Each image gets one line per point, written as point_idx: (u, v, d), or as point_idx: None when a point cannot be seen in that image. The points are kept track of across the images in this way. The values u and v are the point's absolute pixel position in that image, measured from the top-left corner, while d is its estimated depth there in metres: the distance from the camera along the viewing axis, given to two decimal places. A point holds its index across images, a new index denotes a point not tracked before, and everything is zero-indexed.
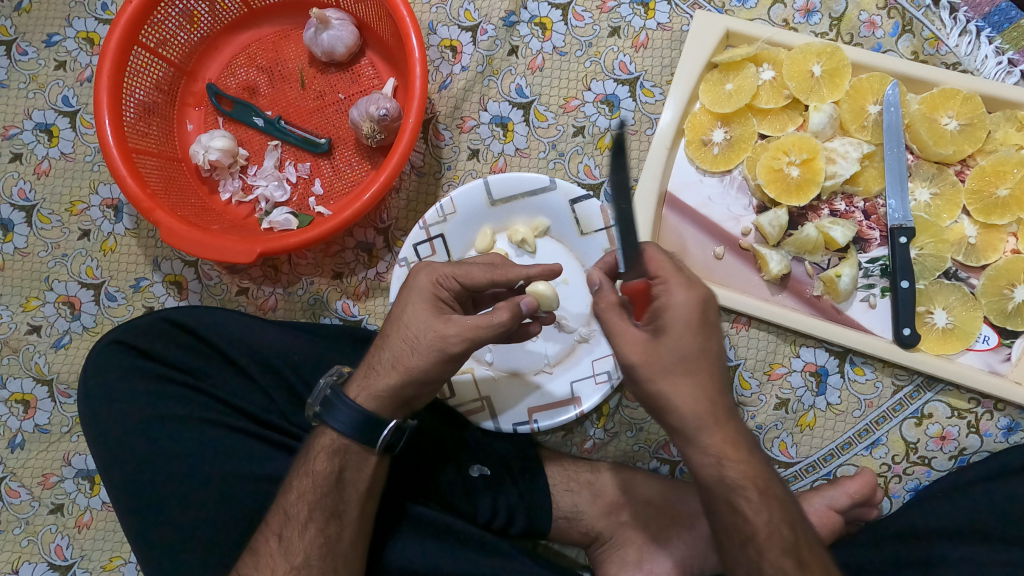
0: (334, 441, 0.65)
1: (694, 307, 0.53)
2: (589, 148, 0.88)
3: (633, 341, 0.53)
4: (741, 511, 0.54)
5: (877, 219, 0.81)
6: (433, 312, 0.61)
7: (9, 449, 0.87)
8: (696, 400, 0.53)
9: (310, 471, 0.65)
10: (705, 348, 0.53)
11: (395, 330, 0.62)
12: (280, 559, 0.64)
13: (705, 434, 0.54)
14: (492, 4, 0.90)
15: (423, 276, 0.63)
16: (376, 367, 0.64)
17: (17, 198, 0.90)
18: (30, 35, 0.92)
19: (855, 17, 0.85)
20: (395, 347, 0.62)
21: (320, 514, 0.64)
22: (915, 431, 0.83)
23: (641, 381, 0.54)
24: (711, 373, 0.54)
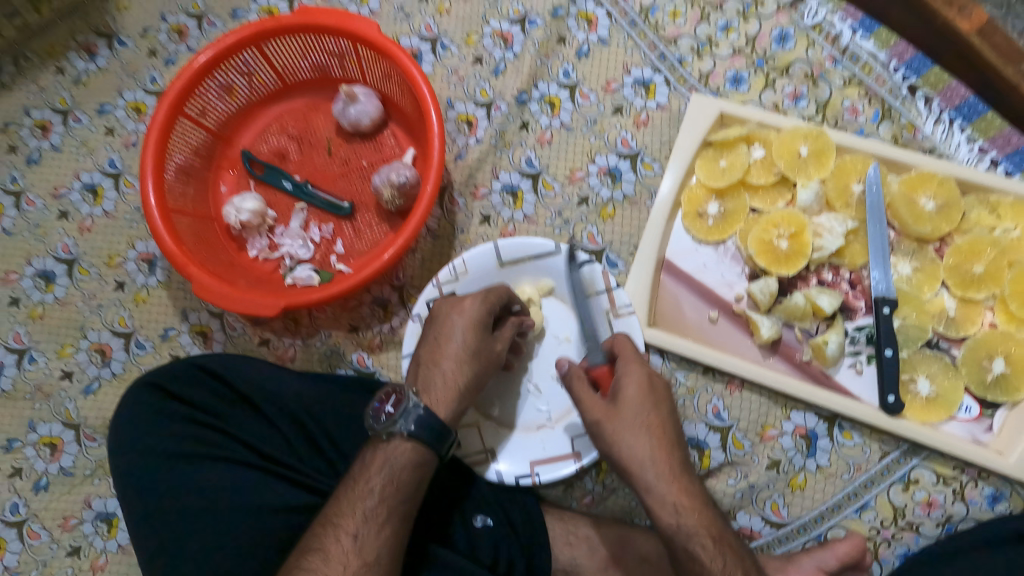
0: (415, 454, 0.71)
1: (646, 376, 0.69)
2: (593, 218, 0.94)
3: (596, 406, 0.68)
4: (699, 558, 0.64)
5: (863, 289, 0.86)
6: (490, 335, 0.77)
7: (34, 490, 0.91)
8: (653, 452, 0.65)
9: (394, 477, 0.70)
10: (658, 408, 0.67)
11: (472, 355, 0.75)
12: (352, 556, 0.67)
13: (662, 483, 0.64)
14: (507, 84, 0.99)
15: (477, 304, 0.77)
16: (457, 391, 0.74)
17: (60, 252, 0.97)
18: (85, 105, 1.02)
19: (840, 103, 0.92)
20: (467, 370, 0.75)
21: (396, 516, 0.70)
22: (903, 496, 0.86)
23: (605, 437, 0.66)
24: (663, 430, 0.66)
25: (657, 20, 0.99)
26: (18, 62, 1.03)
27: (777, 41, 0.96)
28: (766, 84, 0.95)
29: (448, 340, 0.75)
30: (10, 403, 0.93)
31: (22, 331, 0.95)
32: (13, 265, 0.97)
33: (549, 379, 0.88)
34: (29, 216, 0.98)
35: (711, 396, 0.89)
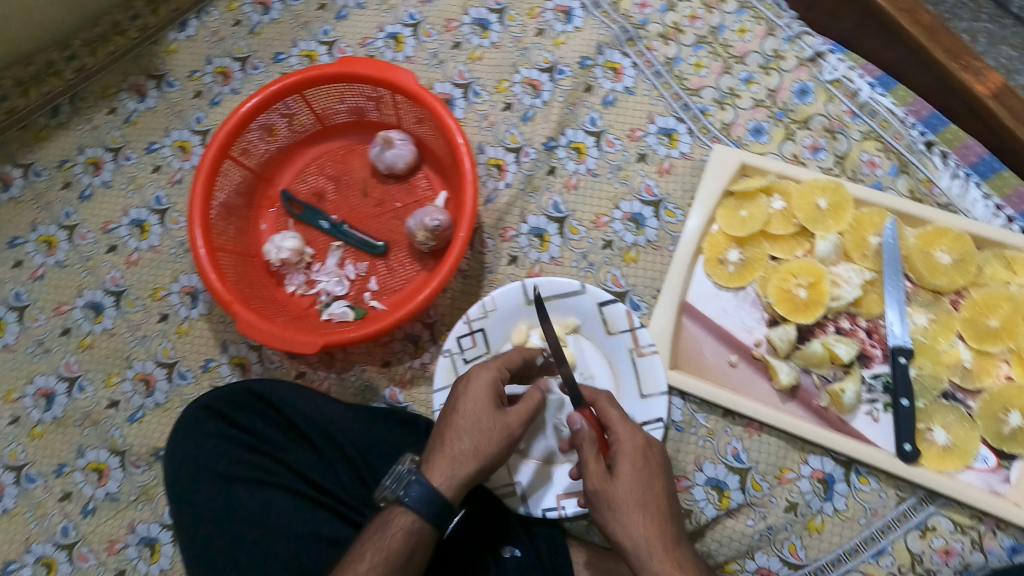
0: (410, 524, 0.72)
1: (639, 449, 0.72)
2: (616, 261, 0.98)
3: (594, 475, 0.71)
4: None
5: (879, 337, 0.89)
6: (494, 404, 0.76)
7: (82, 514, 0.95)
8: (646, 527, 0.69)
9: (385, 546, 0.72)
10: (650, 482, 0.71)
11: (469, 425, 0.75)
12: None
13: (654, 558, 0.68)
14: (536, 130, 1.03)
15: (486, 374, 0.78)
16: (458, 461, 0.74)
17: (108, 284, 1.02)
18: (134, 143, 1.07)
19: (858, 155, 0.97)
20: (473, 441, 0.74)
21: None
22: (920, 543, 0.88)
23: (603, 511, 0.70)
24: (656, 504, 0.70)
25: (681, 71, 1.03)
26: (74, 102, 1.08)
27: (798, 94, 1.01)
28: (787, 135, 1.00)
29: (461, 408, 0.76)
30: (61, 429, 0.98)
31: (72, 359, 1.00)
32: (65, 296, 1.02)
33: None
34: (81, 249, 1.03)
35: (730, 438, 0.91)
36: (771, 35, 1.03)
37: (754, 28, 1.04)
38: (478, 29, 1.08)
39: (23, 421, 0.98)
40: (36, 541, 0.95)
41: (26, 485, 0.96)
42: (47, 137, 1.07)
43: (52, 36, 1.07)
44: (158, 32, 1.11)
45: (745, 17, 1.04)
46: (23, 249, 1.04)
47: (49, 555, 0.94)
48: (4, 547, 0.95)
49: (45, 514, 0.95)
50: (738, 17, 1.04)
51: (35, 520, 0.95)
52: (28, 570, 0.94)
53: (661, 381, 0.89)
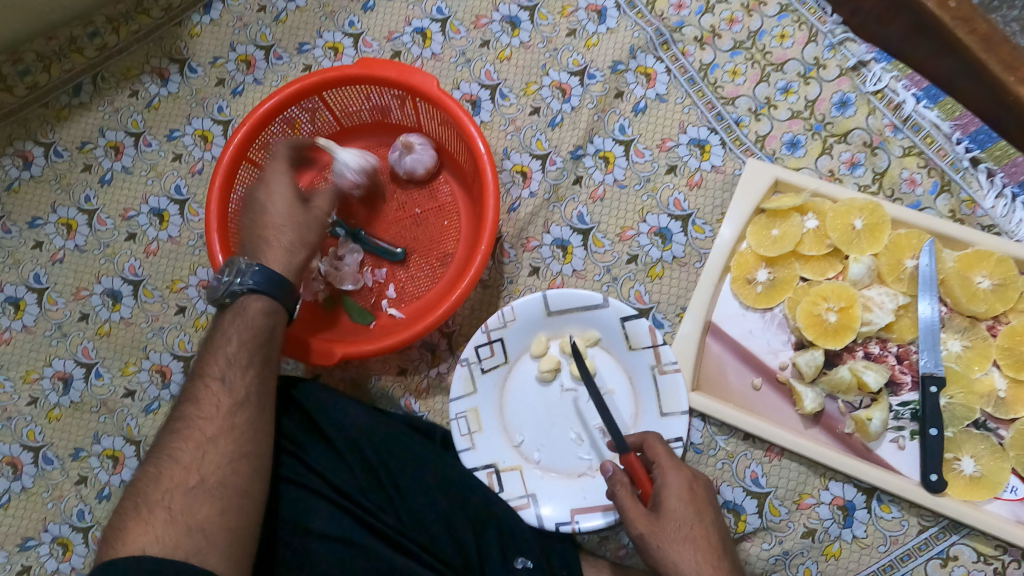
0: (261, 305, 0.81)
1: (684, 483, 0.73)
2: (641, 276, 0.96)
3: (640, 516, 0.71)
4: None
5: (910, 364, 0.87)
6: (285, 192, 0.89)
7: (97, 499, 0.97)
8: (698, 564, 0.69)
9: (241, 326, 0.79)
10: (698, 516, 0.71)
11: (271, 211, 0.88)
12: (222, 396, 0.75)
13: None
14: (563, 138, 1.00)
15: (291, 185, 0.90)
16: (286, 248, 0.86)
17: (127, 273, 1.03)
18: (155, 129, 1.07)
19: (897, 173, 0.94)
20: (275, 234, 0.87)
21: (255, 360, 0.78)
22: (941, 571, 0.87)
23: (653, 551, 0.70)
24: (708, 542, 0.70)
25: (716, 78, 1.00)
26: (96, 82, 1.07)
27: (837, 106, 0.97)
28: (824, 149, 0.96)
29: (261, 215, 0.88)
30: (77, 414, 0.99)
31: (89, 345, 1.01)
32: (84, 281, 1.03)
33: (593, 429, 0.90)
34: (100, 235, 1.04)
35: (750, 462, 0.90)
36: (812, 41, 0.99)
37: (795, 33, 0.99)
38: (508, 27, 1.05)
39: (41, 403, 1.00)
40: (53, 521, 0.97)
41: (43, 466, 0.98)
42: (69, 116, 1.07)
43: (75, 10, 1.06)
44: (181, 14, 1.09)
45: (785, 21, 1.00)
46: (43, 231, 1.04)
47: (65, 536, 0.96)
48: (22, 525, 0.97)
49: (62, 496, 0.97)
50: (779, 21, 1.00)
51: (52, 501, 0.97)
52: (45, 548, 0.96)
53: (682, 400, 0.87)
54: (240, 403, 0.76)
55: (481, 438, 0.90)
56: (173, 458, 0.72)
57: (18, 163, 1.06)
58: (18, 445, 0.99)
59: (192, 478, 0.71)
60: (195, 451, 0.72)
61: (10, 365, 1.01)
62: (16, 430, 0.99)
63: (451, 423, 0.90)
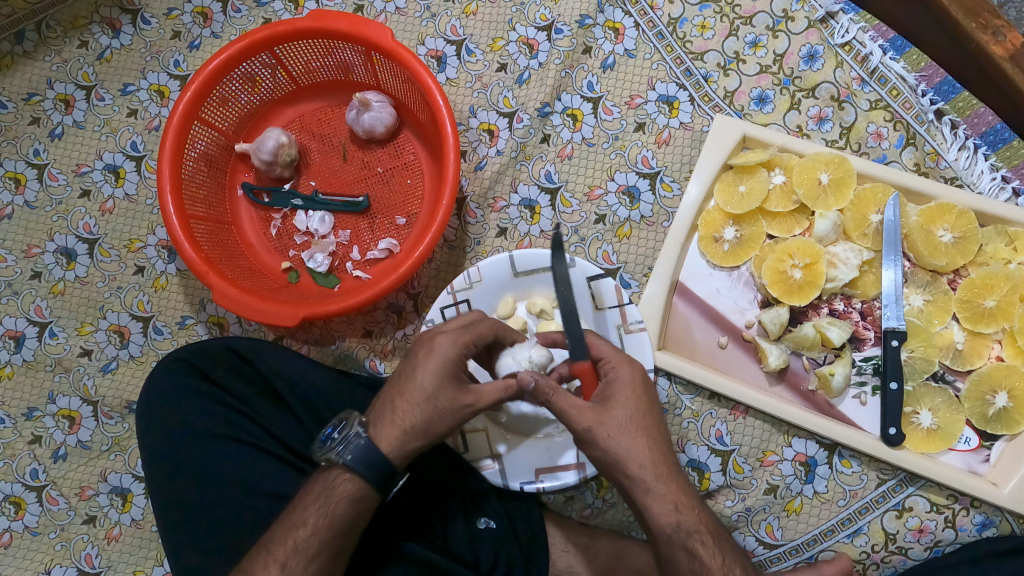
0: (350, 489, 0.70)
1: (636, 379, 0.68)
2: (609, 236, 0.95)
3: (585, 410, 0.66)
4: (699, 555, 0.66)
5: (873, 319, 0.88)
6: (452, 382, 0.69)
7: (53, 458, 0.96)
8: (646, 455, 0.65)
9: (328, 512, 0.69)
10: (647, 409, 0.67)
11: (418, 397, 0.68)
12: (294, 556, 0.69)
13: (661, 482, 0.66)
14: (530, 95, 0.98)
15: (453, 354, 0.69)
16: (403, 434, 0.69)
17: (82, 231, 1.00)
18: (108, 83, 1.02)
19: (864, 127, 0.94)
20: (428, 416, 0.68)
21: (327, 552, 0.69)
22: (896, 522, 0.89)
23: (600, 443, 0.65)
24: (655, 432, 0.67)
25: (686, 32, 0.97)
26: (40, 30, 1.02)
27: (806, 59, 0.96)
28: (792, 104, 0.95)
29: (405, 390, 0.69)
30: (31, 373, 0.97)
31: (43, 304, 0.98)
32: (35, 238, 0.99)
33: None
34: (52, 191, 1.00)
35: (714, 420, 0.91)
36: None
37: None
38: None
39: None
40: (5, 481, 0.95)
41: None
42: (12, 65, 1.02)
43: None
44: None
45: None
46: None
47: (18, 495, 0.95)
48: None
49: (14, 455, 0.96)
50: None
51: (4, 460, 0.96)
52: None
53: (648, 359, 0.87)
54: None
55: None
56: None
57: None
58: None
59: None
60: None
61: None
62: None
63: None
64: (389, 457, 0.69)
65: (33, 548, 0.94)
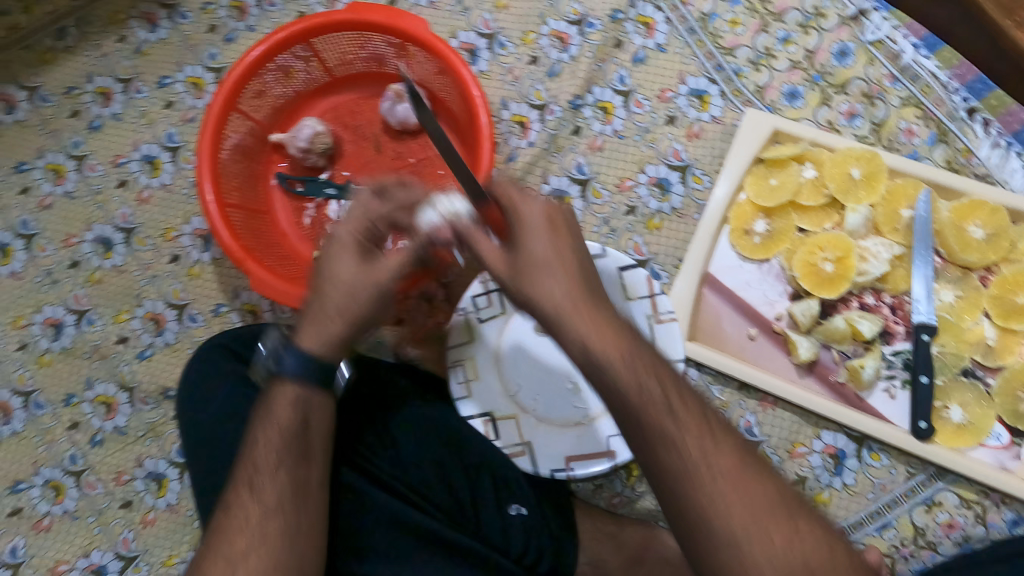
0: (296, 393, 0.72)
1: (543, 219, 0.63)
2: (639, 228, 0.96)
3: (494, 254, 0.64)
4: (644, 418, 0.55)
5: (903, 314, 0.88)
6: (361, 261, 0.71)
7: (90, 444, 0.97)
8: (556, 297, 0.60)
9: (275, 422, 0.71)
10: (552, 240, 0.62)
11: (330, 283, 0.70)
12: (260, 481, 0.68)
13: (578, 319, 0.59)
14: (562, 88, 0.99)
15: (353, 247, 0.71)
16: (326, 325, 0.71)
17: (119, 220, 1.01)
18: (145, 76, 1.04)
19: (895, 124, 0.94)
20: (357, 295, 0.70)
21: (289, 458, 0.69)
22: (925, 517, 0.89)
23: (512, 291, 0.62)
24: (576, 275, 0.61)
25: (717, 28, 0.98)
26: (82, 25, 1.05)
27: (837, 56, 0.96)
28: (823, 100, 0.96)
29: (321, 280, 0.71)
30: (69, 359, 0.99)
31: (81, 293, 1.00)
32: (74, 228, 1.01)
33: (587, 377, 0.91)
34: (90, 181, 1.02)
35: (744, 411, 0.91)
36: None
37: None
38: None
39: (30, 348, 0.99)
40: (44, 465, 0.97)
41: (33, 411, 0.98)
42: (53, 60, 1.04)
43: None
44: None
45: None
46: (30, 175, 1.02)
47: (58, 479, 0.96)
48: (13, 468, 0.97)
49: (54, 440, 0.97)
50: None
51: (43, 446, 0.97)
52: (37, 491, 0.96)
53: (679, 348, 0.86)
54: (296, 493, 0.69)
55: (478, 386, 0.90)
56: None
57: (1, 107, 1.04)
58: (9, 390, 0.98)
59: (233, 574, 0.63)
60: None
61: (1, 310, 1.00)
62: (8, 375, 0.99)
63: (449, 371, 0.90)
64: (325, 347, 0.71)
65: (70, 532, 0.96)
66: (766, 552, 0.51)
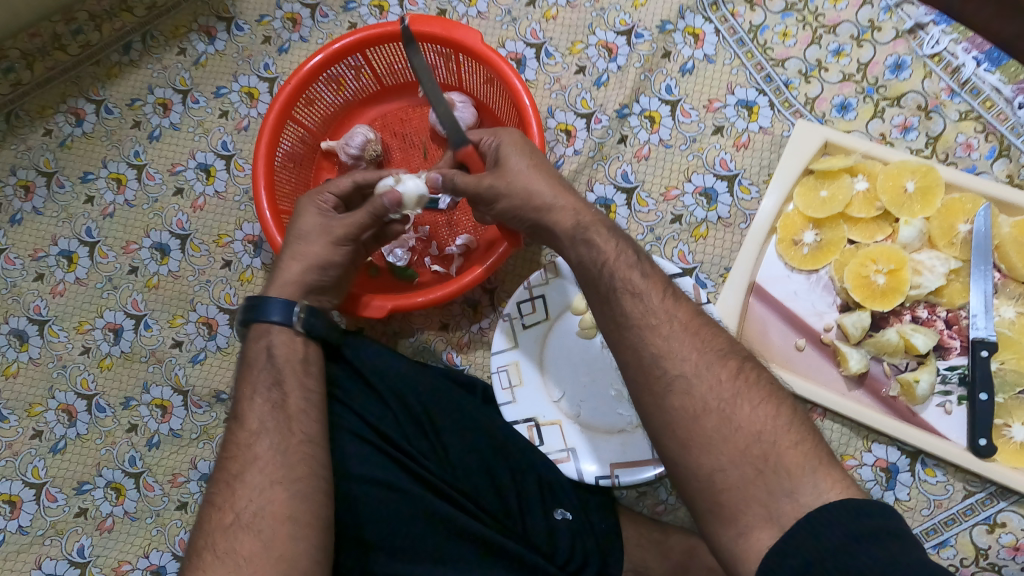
0: (262, 332, 0.81)
1: (515, 133, 0.78)
2: (685, 236, 0.96)
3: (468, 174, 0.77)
4: (620, 299, 0.63)
5: (959, 329, 0.86)
6: (319, 216, 0.85)
7: (147, 446, 0.99)
8: (541, 189, 0.72)
9: (252, 368, 0.78)
10: (529, 154, 0.75)
11: (293, 235, 0.84)
12: (246, 431, 0.74)
13: (558, 201, 0.72)
14: (609, 97, 1.00)
15: (309, 207, 0.85)
16: (309, 263, 0.83)
17: (175, 227, 1.04)
18: (202, 87, 1.08)
19: (953, 138, 0.93)
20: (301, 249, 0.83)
21: (265, 393, 0.76)
22: (987, 537, 0.86)
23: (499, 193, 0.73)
24: (556, 178, 0.74)
25: (766, 40, 0.98)
26: (145, 40, 1.09)
27: (892, 69, 0.95)
28: (875, 113, 0.95)
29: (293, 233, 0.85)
30: (128, 363, 1.02)
31: (139, 298, 1.03)
32: (133, 235, 1.05)
33: None
34: (149, 189, 1.06)
35: None
36: (867, 4, 0.97)
37: None
38: None
39: (93, 352, 1.02)
40: (106, 467, 0.99)
41: (96, 414, 1.01)
42: (119, 74, 1.08)
43: None
44: None
45: None
46: (94, 185, 1.06)
47: (118, 481, 0.99)
48: (76, 469, 0.99)
49: (114, 442, 1.00)
50: None
51: (105, 447, 1.00)
52: (100, 492, 0.99)
53: None
54: (279, 431, 0.73)
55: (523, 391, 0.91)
56: (230, 557, 0.65)
57: (70, 120, 1.07)
58: (73, 393, 1.01)
59: (228, 516, 0.68)
60: (255, 538, 0.66)
61: (63, 315, 1.03)
62: (70, 378, 1.02)
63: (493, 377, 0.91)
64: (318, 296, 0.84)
65: (131, 533, 0.98)
66: (734, 418, 0.56)
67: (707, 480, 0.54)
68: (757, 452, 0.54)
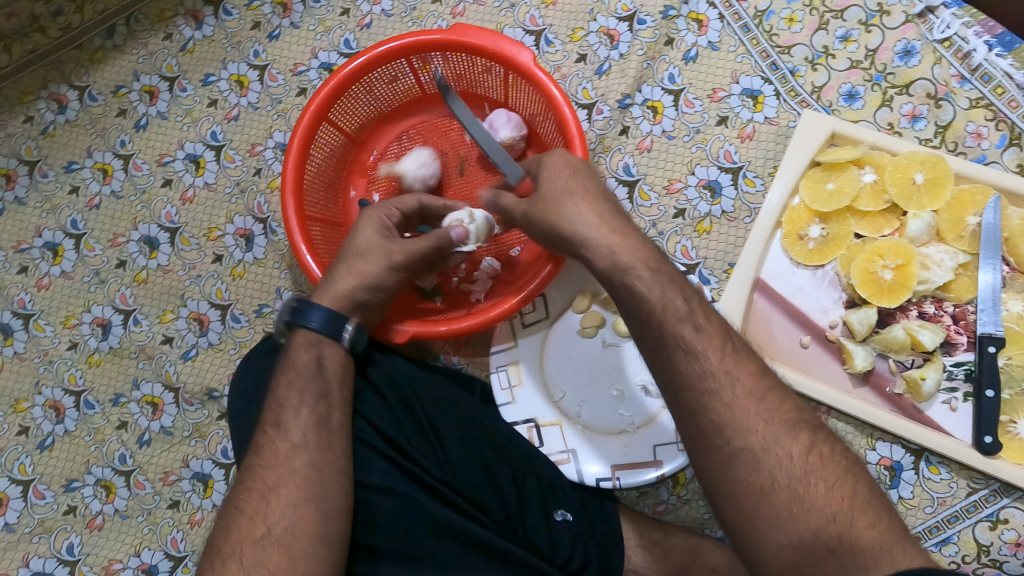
0: (309, 337, 0.79)
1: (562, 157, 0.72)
2: (688, 231, 0.93)
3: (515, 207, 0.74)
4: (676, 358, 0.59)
5: (966, 324, 0.84)
6: (378, 234, 0.83)
7: (138, 444, 0.98)
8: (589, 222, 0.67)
9: (293, 373, 0.76)
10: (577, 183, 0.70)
11: (349, 251, 0.82)
12: (279, 440, 0.72)
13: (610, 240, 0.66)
14: (610, 87, 0.97)
15: (365, 224, 0.83)
16: (361, 279, 0.80)
17: (164, 220, 1.02)
18: (190, 74, 1.05)
19: (963, 126, 0.90)
20: (355, 267, 0.81)
21: (309, 399, 0.75)
22: (989, 534, 0.85)
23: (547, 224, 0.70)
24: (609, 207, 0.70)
25: (773, 25, 0.95)
26: (130, 24, 1.05)
27: (901, 55, 0.92)
28: (883, 101, 0.92)
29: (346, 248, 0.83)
30: (117, 359, 1.00)
31: (127, 292, 1.01)
32: (120, 227, 1.02)
33: (635, 386, 0.89)
34: (136, 181, 1.03)
35: None
36: None
37: None
38: None
39: (80, 347, 1.00)
40: (96, 465, 0.98)
41: (85, 411, 0.99)
42: (102, 59, 1.05)
43: None
44: None
45: None
46: (79, 175, 1.03)
47: (108, 479, 0.98)
48: (66, 466, 0.98)
49: (104, 440, 0.98)
50: None
51: (95, 445, 0.99)
52: (89, 490, 0.98)
53: None
54: (322, 445, 0.72)
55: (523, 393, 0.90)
56: (258, 571, 0.64)
57: (52, 106, 1.04)
58: (60, 389, 1.00)
59: (258, 529, 0.67)
60: (284, 554, 0.65)
61: (50, 310, 1.01)
62: (57, 373, 1.00)
63: (492, 376, 0.90)
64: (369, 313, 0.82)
65: (122, 532, 0.97)
66: (809, 498, 0.53)
67: (772, 554, 0.53)
68: (832, 532, 0.52)
